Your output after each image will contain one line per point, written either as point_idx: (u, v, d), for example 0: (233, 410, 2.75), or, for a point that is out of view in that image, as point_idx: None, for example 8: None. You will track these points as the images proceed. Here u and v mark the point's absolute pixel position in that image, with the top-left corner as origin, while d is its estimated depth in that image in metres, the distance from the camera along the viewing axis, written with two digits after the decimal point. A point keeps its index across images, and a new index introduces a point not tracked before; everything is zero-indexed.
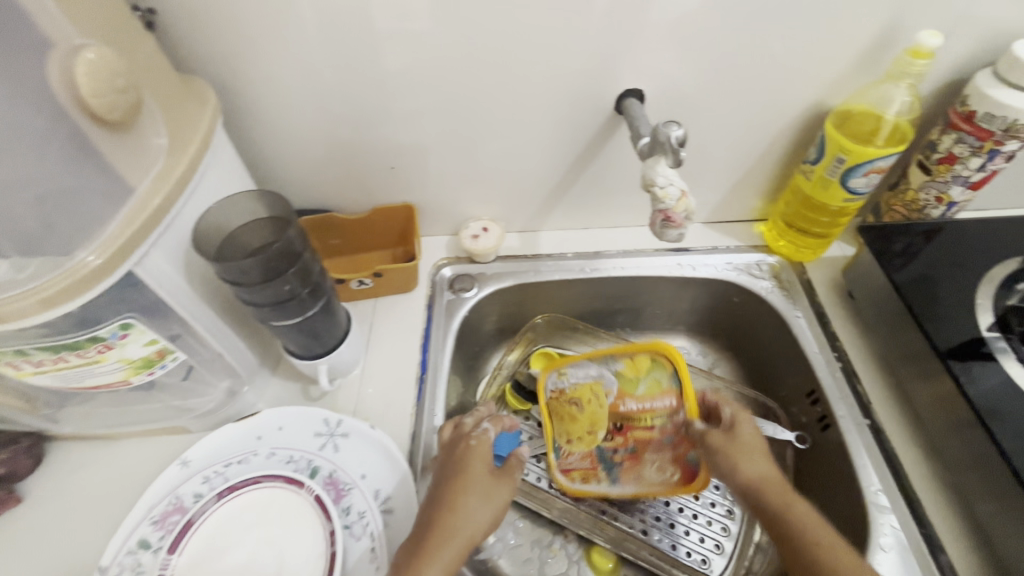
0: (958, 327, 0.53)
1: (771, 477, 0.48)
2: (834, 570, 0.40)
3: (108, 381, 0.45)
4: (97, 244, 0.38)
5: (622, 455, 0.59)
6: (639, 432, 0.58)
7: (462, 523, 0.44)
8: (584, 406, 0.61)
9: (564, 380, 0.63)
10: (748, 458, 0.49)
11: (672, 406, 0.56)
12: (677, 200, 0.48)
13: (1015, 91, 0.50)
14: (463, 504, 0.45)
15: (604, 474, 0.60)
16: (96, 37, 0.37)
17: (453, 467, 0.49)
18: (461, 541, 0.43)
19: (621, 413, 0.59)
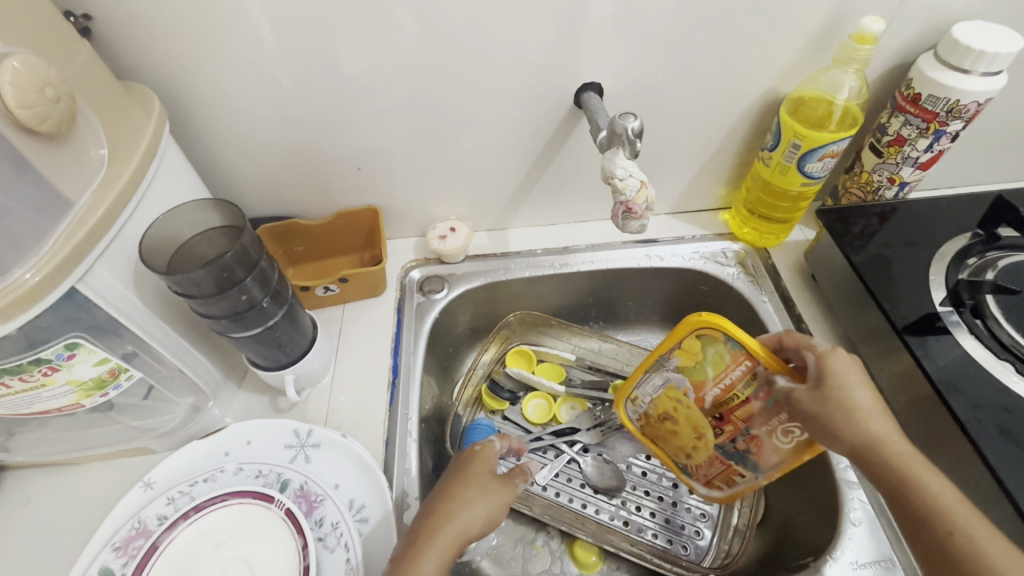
0: (914, 303, 0.55)
1: (890, 439, 0.42)
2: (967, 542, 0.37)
3: (57, 405, 0.43)
4: (34, 261, 0.36)
5: (741, 441, 0.51)
6: (731, 406, 0.50)
7: (450, 523, 0.42)
8: (668, 412, 0.55)
9: (642, 401, 0.57)
10: (848, 417, 0.42)
11: (748, 368, 0.48)
12: (637, 191, 0.47)
13: (956, 73, 0.52)
14: (460, 498, 0.43)
15: (741, 466, 0.52)
16: (22, 45, 0.36)
17: (459, 466, 0.47)
18: (452, 534, 0.41)
19: (710, 395, 0.51)
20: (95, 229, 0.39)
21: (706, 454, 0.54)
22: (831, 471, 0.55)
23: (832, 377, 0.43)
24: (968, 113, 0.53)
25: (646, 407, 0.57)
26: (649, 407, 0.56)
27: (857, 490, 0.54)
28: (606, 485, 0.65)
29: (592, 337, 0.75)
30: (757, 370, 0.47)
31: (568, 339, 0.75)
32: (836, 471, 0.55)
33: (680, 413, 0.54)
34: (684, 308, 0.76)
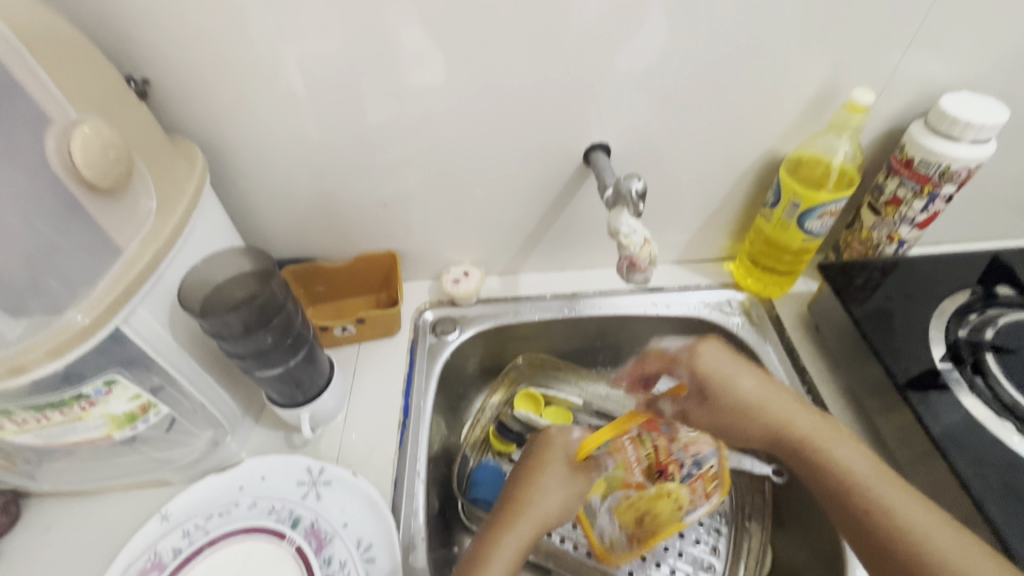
0: (914, 359, 0.56)
1: (795, 419, 0.51)
2: (869, 508, 0.44)
3: (90, 437, 0.45)
4: (86, 303, 0.40)
5: (682, 462, 0.64)
6: (643, 458, 0.64)
7: (529, 512, 0.53)
8: (627, 504, 0.63)
9: (613, 525, 0.63)
10: (745, 413, 0.52)
11: (621, 432, 0.61)
12: (641, 247, 0.50)
13: (945, 140, 0.55)
14: (540, 483, 0.55)
15: (704, 468, 0.64)
16: (92, 111, 0.40)
17: (537, 473, 0.56)
18: (532, 521, 0.52)
19: (631, 463, 0.63)
20: (140, 274, 0.43)
21: (683, 492, 0.63)
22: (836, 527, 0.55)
23: (699, 368, 0.54)
24: (959, 177, 0.56)
25: (618, 527, 0.63)
26: (619, 520, 0.63)
27: None
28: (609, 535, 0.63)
29: (598, 381, 0.78)
30: (630, 418, 0.61)
31: (576, 383, 0.78)
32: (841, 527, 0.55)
33: (637, 495, 0.63)
34: None
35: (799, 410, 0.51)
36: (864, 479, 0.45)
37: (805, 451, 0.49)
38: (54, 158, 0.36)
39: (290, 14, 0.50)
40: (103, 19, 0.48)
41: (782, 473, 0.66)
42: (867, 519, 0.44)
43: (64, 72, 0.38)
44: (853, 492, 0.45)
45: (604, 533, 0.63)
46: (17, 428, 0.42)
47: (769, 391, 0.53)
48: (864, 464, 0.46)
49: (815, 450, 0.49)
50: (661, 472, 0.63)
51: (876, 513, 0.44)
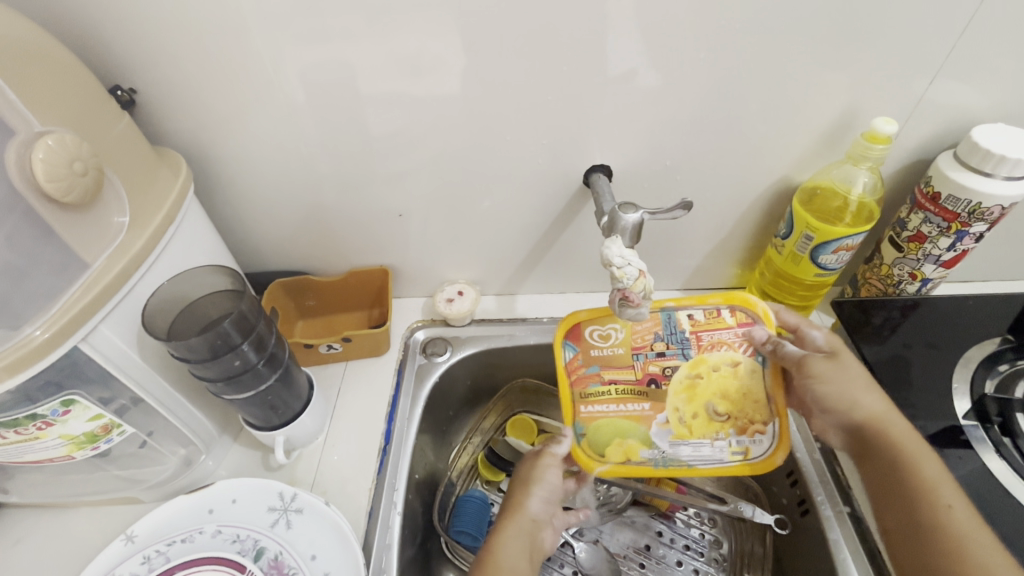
0: (933, 413, 0.51)
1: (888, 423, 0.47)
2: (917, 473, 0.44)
3: (49, 457, 0.44)
4: (46, 318, 0.38)
5: (664, 350, 0.56)
6: (628, 382, 0.55)
7: (525, 515, 0.48)
8: (684, 417, 0.53)
9: (708, 445, 0.52)
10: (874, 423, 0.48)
11: (585, 390, 0.56)
12: (635, 280, 0.47)
13: (976, 175, 0.51)
14: (521, 492, 0.50)
15: (686, 334, 0.56)
16: (63, 123, 0.39)
17: (524, 470, 0.53)
18: (521, 523, 0.48)
19: (634, 401, 0.54)
20: (105, 290, 0.41)
21: (698, 357, 0.55)
22: None
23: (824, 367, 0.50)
24: (991, 216, 0.51)
25: (704, 441, 0.52)
26: (699, 435, 0.52)
27: None
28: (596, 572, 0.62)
29: None
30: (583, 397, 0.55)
31: None
32: None
33: (674, 411, 0.53)
34: None
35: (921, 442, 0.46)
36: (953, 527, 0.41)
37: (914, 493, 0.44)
38: (13, 170, 0.35)
39: (279, 27, 0.49)
40: (88, 27, 0.47)
41: (785, 523, 0.60)
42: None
43: (33, 82, 0.37)
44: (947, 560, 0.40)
45: (719, 459, 0.52)
46: None
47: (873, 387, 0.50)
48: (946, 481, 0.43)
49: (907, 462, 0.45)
50: (654, 380, 0.55)
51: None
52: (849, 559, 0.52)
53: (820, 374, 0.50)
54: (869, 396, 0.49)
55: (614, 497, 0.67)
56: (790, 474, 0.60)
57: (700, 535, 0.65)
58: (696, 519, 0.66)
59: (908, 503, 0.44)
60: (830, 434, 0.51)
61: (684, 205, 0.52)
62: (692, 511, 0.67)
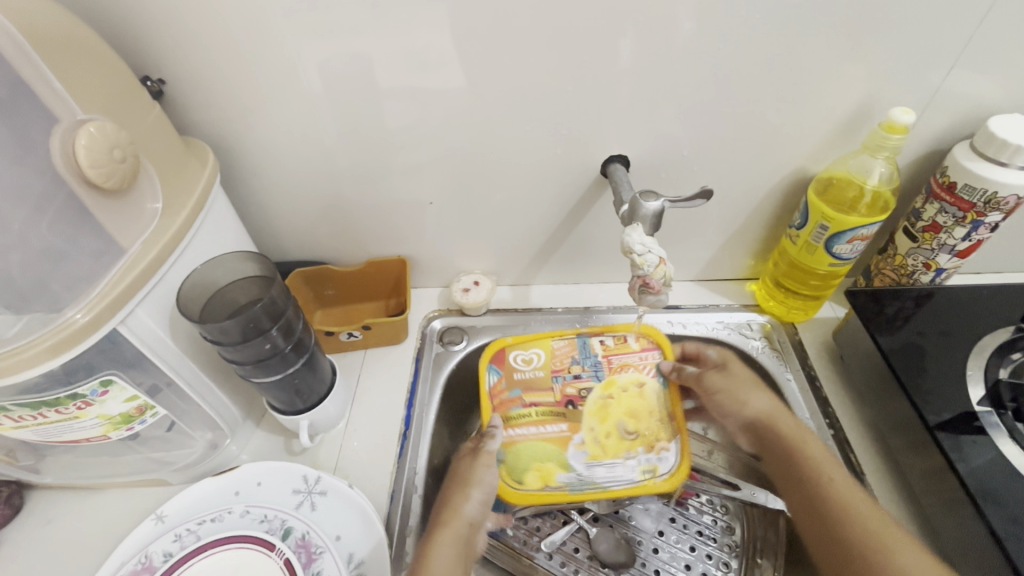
0: (948, 400, 0.52)
1: (777, 416, 0.56)
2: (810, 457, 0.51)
3: (86, 437, 0.45)
4: (86, 301, 0.40)
5: (581, 375, 0.64)
6: (547, 405, 0.62)
7: (462, 519, 0.50)
8: (598, 438, 0.60)
9: (621, 464, 0.57)
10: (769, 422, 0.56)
11: (508, 411, 0.61)
12: (655, 267, 0.47)
13: (993, 165, 0.51)
14: (458, 498, 0.52)
15: (600, 360, 0.65)
16: (102, 111, 0.40)
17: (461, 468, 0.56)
18: (456, 531, 0.49)
19: (552, 423, 0.61)
20: (141, 276, 0.42)
21: (610, 378, 0.63)
22: None
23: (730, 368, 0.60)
24: (1007, 206, 0.52)
25: (615, 463, 0.58)
26: (612, 456, 0.58)
27: None
28: (612, 558, 0.63)
29: None
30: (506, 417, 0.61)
31: None
32: None
33: (593, 431, 0.60)
34: None
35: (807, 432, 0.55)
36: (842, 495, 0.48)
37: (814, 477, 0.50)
38: (59, 158, 0.36)
39: (305, 19, 0.50)
40: (118, 17, 0.48)
41: None
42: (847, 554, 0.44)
43: (75, 71, 0.38)
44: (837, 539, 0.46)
45: (630, 477, 0.56)
46: (14, 424, 0.41)
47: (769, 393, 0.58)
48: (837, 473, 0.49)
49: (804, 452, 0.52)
50: (571, 402, 0.62)
51: (863, 561, 0.43)
52: None
53: (717, 385, 0.59)
54: (784, 417, 0.56)
55: None
56: None
57: (713, 522, 0.66)
58: (708, 506, 0.67)
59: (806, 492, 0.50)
60: (742, 440, 0.59)
61: (704, 195, 0.53)
62: (705, 499, 0.68)
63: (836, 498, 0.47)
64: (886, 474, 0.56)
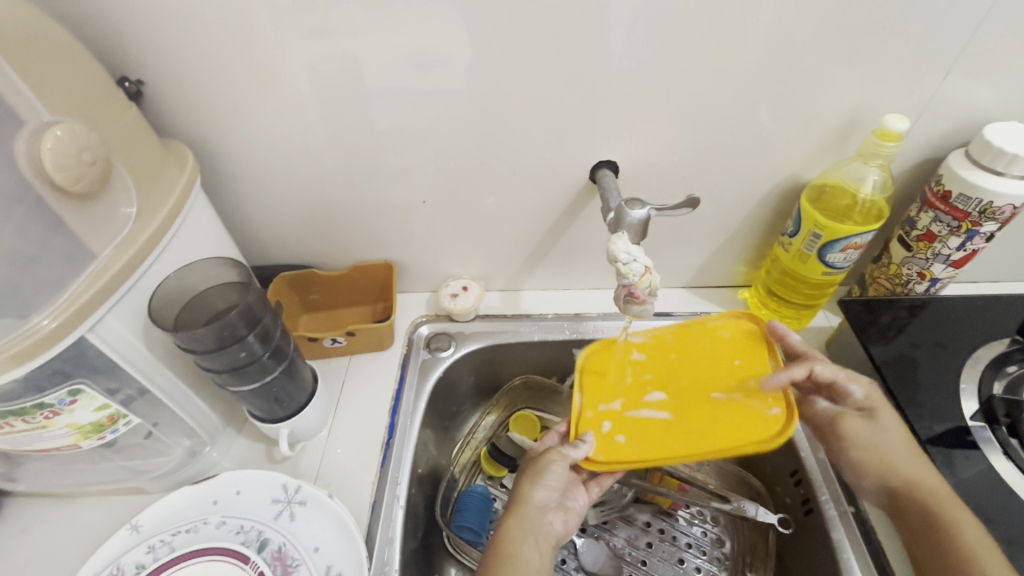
0: (940, 413, 0.51)
1: (920, 480, 0.46)
2: (950, 522, 0.43)
3: (56, 445, 0.44)
4: (54, 308, 0.39)
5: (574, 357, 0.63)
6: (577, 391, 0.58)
7: (529, 506, 0.49)
8: None
9: None
10: (915, 483, 0.46)
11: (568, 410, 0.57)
12: (641, 276, 0.46)
13: (988, 174, 0.50)
14: (527, 484, 0.50)
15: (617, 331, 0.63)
16: (73, 113, 0.39)
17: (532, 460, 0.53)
18: (522, 518, 0.48)
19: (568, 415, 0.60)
20: (111, 281, 0.41)
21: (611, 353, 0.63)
22: None
23: (881, 423, 0.49)
24: (1002, 215, 0.51)
25: None
26: None
27: None
28: (598, 568, 0.62)
29: None
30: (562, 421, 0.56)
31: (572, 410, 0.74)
32: None
33: None
34: None
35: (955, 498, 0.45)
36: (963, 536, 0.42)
37: (947, 543, 0.42)
38: (24, 161, 0.35)
39: (284, 19, 0.49)
40: (97, 16, 0.47)
41: (789, 523, 0.59)
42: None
43: (44, 71, 0.37)
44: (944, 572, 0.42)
45: None
46: None
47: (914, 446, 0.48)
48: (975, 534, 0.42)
49: (944, 515, 0.43)
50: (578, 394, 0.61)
51: None
52: (853, 561, 0.51)
53: (857, 437, 0.50)
54: (891, 423, 0.49)
55: (617, 495, 0.66)
56: (793, 473, 0.60)
57: (702, 533, 0.65)
58: (698, 517, 0.66)
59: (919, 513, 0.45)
60: (867, 490, 0.50)
61: (690, 203, 0.51)
62: (694, 510, 0.67)
63: (966, 555, 0.41)
64: None
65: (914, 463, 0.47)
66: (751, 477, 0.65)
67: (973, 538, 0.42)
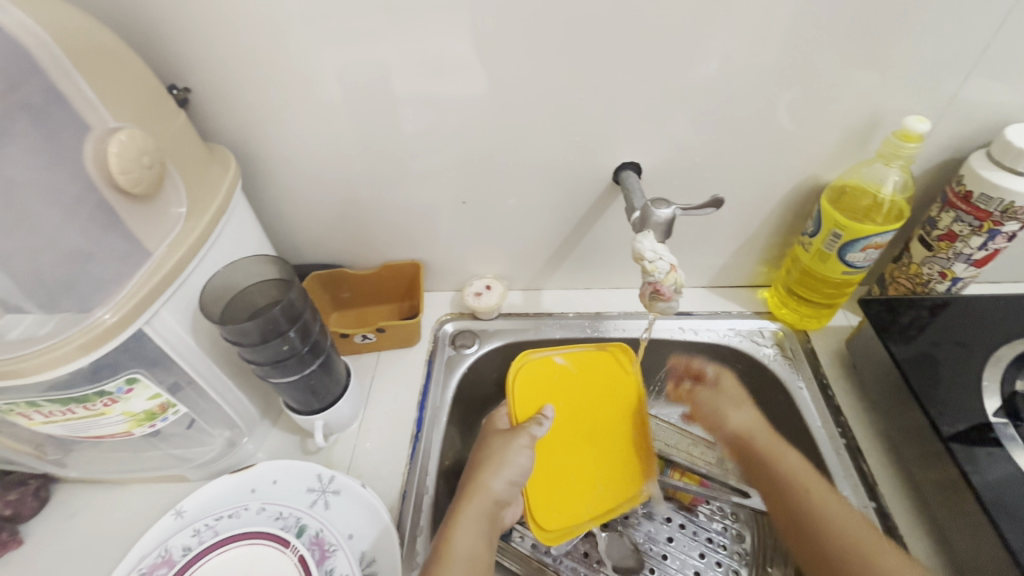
0: (962, 411, 0.51)
1: (757, 427, 0.60)
2: (805, 481, 0.53)
3: (111, 432, 0.46)
4: (114, 302, 0.41)
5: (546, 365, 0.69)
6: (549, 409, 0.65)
7: (485, 492, 0.53)
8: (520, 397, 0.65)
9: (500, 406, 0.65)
10: (747, 434, 0.59)
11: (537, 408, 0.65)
12: (666, 273, 0.48)
13: (1009, 175, 0.51)
14: (484, 473, 0.54)
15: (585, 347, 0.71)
16: (133, 119, 0.42)
17: (495, 449, 0.57)
18: (481, 503, 0.52)
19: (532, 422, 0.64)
20: (165, 277, 0.44)
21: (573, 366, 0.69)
22: None
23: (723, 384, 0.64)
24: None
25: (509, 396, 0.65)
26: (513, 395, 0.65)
27: None
28: (623, 563, 0.63)
29: None
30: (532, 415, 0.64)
31: None
32: None
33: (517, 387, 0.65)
34: None
35: (781, 445, 0.58)
36: (814, 496, 0.52)
37: (800, 489, 0.53)
38: (90, 163, 0.38)
39: (324, 28, 0.51)
40: (148, 27, 0.50)
41: None
42: (819, 540, 0.49)
43: (108, 80, 0.40)
44: (806, 524, 0.51)
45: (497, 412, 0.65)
46: (44, 419, 0.43)
47: (742, 398, 0.63)
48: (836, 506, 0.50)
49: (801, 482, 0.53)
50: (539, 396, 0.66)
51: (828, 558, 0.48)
52: None
53: (705, 398, 0.65)
54: (734, 406, 0.62)
55: None
56: None
57: (723, 528, 0.66)
58: (719, 513, 0.67)
59: (786, 487, 0.54)
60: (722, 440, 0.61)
61: (716, 203, 0.53)
62: (715, 505, 0.68)
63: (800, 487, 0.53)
64: (900, 485, 0.56)
65: (771, 441, 0.58)
66: None
67: (821, 496, 0.52)
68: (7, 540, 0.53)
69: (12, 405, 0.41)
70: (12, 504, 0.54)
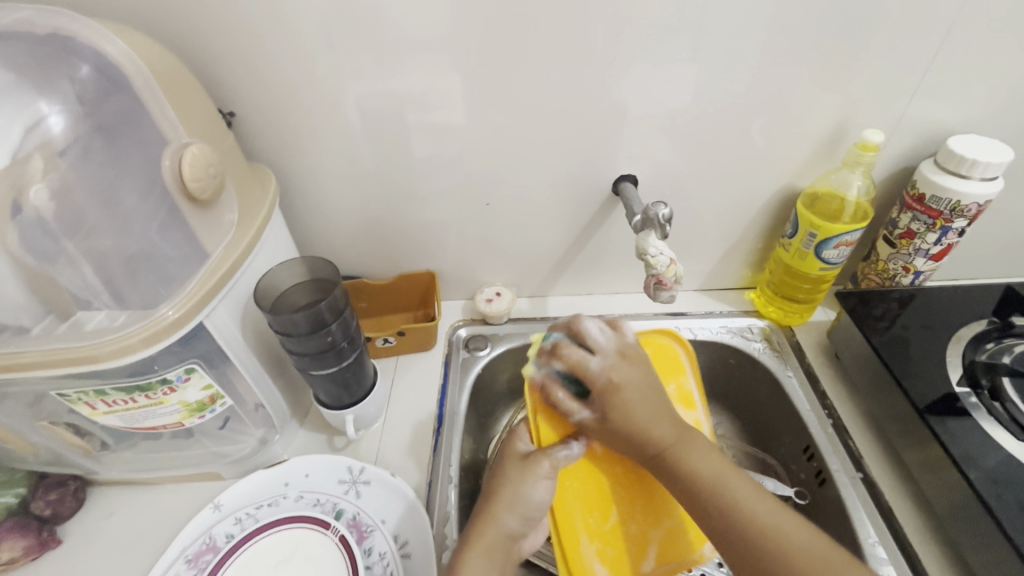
0: (931, 383, 0.58)
1: (672, 447, 0.50)
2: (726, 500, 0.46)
3: (164, 423, 0.50)
4: (177, 299, 0.45)
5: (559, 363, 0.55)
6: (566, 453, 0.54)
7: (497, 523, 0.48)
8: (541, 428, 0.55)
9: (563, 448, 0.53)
10: (676, 458, 0.49)
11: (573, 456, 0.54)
12: (667, 267, 0.56)
13: (954, 178, 0.59)
14: (499, 513, 0.48)
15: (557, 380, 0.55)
16: (199, 134, 0.47)
17: (512, 474, 0.50)
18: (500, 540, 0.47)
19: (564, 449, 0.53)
20: (223, 278, 0.48)
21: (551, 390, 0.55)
22: (860, 547, 0.55)
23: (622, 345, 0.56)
24: (970, 212, 0.60)
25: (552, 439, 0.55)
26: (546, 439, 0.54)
27: (887, 567, 0.53)
28: None
29: None
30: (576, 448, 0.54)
31: None
32: (864, 547, 0.54)
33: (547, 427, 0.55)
34: (712, 382, 0.79)
35: (686, 436, 0.50)
36: (734, 499, 0.46)
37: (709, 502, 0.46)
38: (166, 171, 0.43)
39: (355, 62, 0.57)
40: (206, 57, 0.56)
41: (805, 495, 0.64)
42: (739, 543, 0.44)
43: (181, 104, 0.46)
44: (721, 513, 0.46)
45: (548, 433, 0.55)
46: (106, 409, 0.47)
47: (661, 407, 0.52)
48: (704, 462, 0.48)
49: (677, 461, 0.49)
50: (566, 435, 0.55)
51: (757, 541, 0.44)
52: (865, 519, 0.56)
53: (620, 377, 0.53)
54: (630, 388, 0.52)
55: None
56: (806, 449, 0.65)
57: None
58: None
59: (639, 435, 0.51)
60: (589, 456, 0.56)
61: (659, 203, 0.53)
62: None
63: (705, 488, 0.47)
64: (883, 456, 0.61)
65: (714, 474, 0.48)
66: (765, 456, 0.72)
67: (742, 496, 0.46)
68: (47, 539, 0.55)
69: (81, 394, 0.45)
70: (52, 504, 0.56)
